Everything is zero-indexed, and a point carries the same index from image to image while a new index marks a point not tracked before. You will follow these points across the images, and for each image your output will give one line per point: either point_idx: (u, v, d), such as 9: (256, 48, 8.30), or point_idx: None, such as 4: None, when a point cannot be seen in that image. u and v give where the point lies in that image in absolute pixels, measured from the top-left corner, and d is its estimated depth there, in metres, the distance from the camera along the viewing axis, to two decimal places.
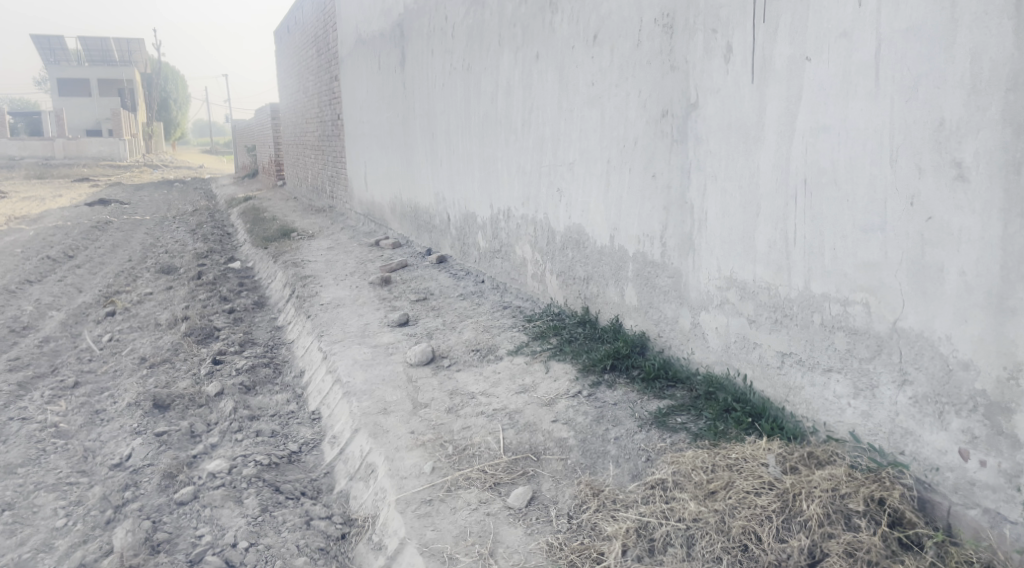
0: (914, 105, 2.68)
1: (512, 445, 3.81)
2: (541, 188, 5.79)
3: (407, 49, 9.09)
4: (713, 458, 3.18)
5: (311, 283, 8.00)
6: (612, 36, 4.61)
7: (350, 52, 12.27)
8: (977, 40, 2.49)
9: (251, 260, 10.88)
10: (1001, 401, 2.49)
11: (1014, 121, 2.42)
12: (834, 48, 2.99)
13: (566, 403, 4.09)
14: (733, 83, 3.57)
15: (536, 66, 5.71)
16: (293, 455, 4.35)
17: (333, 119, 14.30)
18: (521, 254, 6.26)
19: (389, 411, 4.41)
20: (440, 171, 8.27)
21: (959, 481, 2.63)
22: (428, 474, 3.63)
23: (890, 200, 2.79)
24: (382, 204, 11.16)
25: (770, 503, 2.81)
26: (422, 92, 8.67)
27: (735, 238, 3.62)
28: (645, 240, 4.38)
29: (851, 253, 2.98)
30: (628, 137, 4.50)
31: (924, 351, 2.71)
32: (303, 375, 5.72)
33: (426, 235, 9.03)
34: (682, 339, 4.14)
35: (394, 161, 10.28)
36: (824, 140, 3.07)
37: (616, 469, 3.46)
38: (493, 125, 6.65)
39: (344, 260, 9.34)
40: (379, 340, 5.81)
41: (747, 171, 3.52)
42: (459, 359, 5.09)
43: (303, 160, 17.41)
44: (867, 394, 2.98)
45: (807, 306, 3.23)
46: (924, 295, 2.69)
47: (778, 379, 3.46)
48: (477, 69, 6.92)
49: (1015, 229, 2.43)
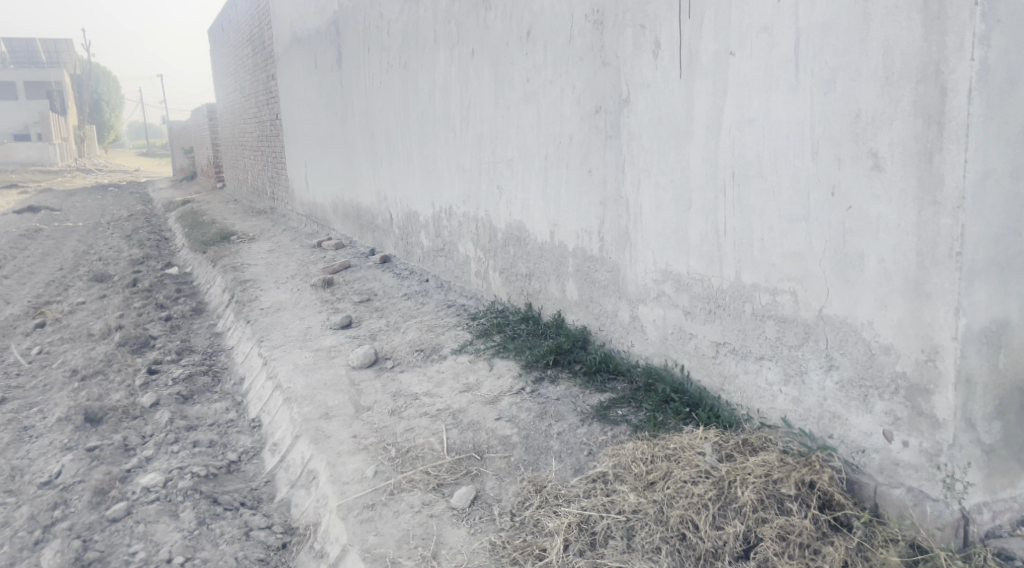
0: (831, 97, 2.74)
1: (455, 445, 3.79)
2: (481, 186, 5.78)
3: (344, 47, 8.97)
4: (652, 449, 3.22)
5: (251, 287, 7.85)
6: (545, 32, 4.62)
7: (285, 51, 12.05)
8: (889, 33, 2.52)
9: (190, 265, 10.63)
10: (920, 383, 2.55)
11: (925, 113, 2.44)
12: (756, 43, 3.05)
13: (510, 401, 4.10)
14: (662, 78, 3.61)
15: (472, 63, 5.69)
16: (232, 464, 4.25)
17: (271, 119, 14.03)
18: (464, 252, 6.24)
19: (330, 415, 4.34)
20: (381, 170, 8.18)
21: (884, 462, 2.70)
22: (370, 479, 3.60)
23: (813, 191, 2.86)
24: (324, 204, 11.00)
25: (706, 491, 2.85)
26: (360, 90, 8.57)
27: (669, 231, 3.68)
28: (584, 235, 4.41)
29: (778, 243, 3.05)
30: (563, 133, 4.53)
31: (849, 337, 2.79)
32: (242, 382, 5.61)
33: (369, 235, 8.93)
34: (622, 333, 4.18)
35: (334, 161, 10.14)
36: (749, 133, 3.13)
37: (558, 464, 3.47)
38: (432, 123, 6.61)
39: (285, 263, 9.18)
40: (321, 343, 5.73)
41: (678, 165, 3.57)
42: (402, 360, 5.05)
43: (242, 161, 17.06)
44: (797, 380, 3.05)
45: (738, 296, 3.30)
46: (846, 282, 2.77)
47: (713, 368, 3.52)
48: (413, 67, 6.87)
49: (928, 217, 2.47)
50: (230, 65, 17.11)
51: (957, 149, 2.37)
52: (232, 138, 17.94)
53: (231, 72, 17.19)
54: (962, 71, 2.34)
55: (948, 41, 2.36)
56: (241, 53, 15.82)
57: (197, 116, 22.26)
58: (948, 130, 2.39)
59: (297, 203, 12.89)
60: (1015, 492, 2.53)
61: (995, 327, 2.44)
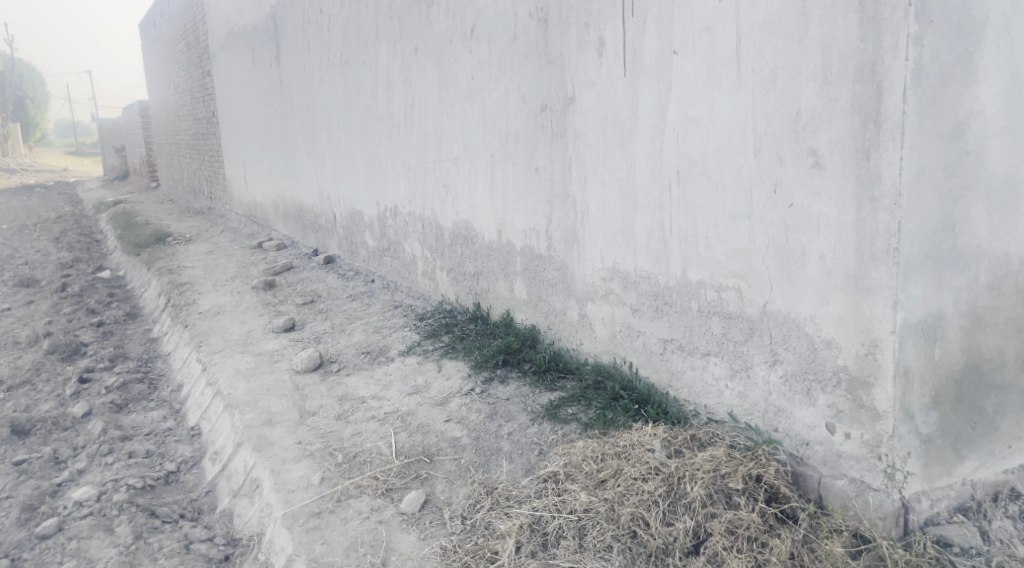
0: (773, 96, 2.78)
1: (404, 448, 3.74)
2: (427, 184, 5.72)
3: (282, 43, 8.78)
4: (602, 447, 3.24)
5: (189, 290, 7.61)
6: (489, 30, 4.60)
7: (222, 46, 11.73)
8: (827, 33, 2.56)
9: (123, 268, 10.25)
10: (861, 376, 2.59)
11: (862, 111, 2.48)
12: (698, 42, 3.08)
13: (459, 402, 4.07)
14: (607, 77, 3.62)
15: (415, 60, 5.63)
16: (171, 475, 4.10)
17: (207, 117, 13.66)
18: (410, 252, 6.17)
19: (274, 421, 4.24)
20: (323, 169, 8.04)
21: (827, 454, 2.75)
22: (316, 486, 3.52)
23: (755, 189, 2.90)
24: (264, 204, 10.76)
25: (656, 488, 2.88)
26: (300, 88, 8.40)
27: (616, 229, 3.70)
28: (531, 234, 4.41)
29: (722, 241, 3.09)
30: (509, 131, 4.51)
31: (792, 332, 2.83)
32: (181, 388, 5.42)
33: (311, 235, 8.77)
34: (571, 331, 4.18)
35: (275, 160, 9.93)
36: (693, 132, 3.16)
37: (509, 465, 3.44)
38: (375, 121, 6.51)
39: (225, 265, 8.95)
40: (263, 347, 5.59)
41: (624, 163, 3.59)
42: (348, 362, 4.97)
43: (178, 160, 16.56)
44: (742, 375, 3.10)
45: (685, 293, 3.33)
46: (789, 277, 2.81)
47: (661, 365, 3.55)
48: (355, 64, 6.76)
49: (867, 214, 2.51)
50: (163, 60, 16.59)
51: (893, 147, 2.40)
52: (166, 136, 17.40)
53: (164, 68, 16.67)
54: (896, 70, 2.37)
55: (884, 41, 2.39)
56: (174, 48, 15.36)
57: (128, 113, 21.52)
58: (884, 128, 2.42)
59: (236, 203, 12.58)
60: (952, 480, 2.59)
61: (931, 320, 2.49)
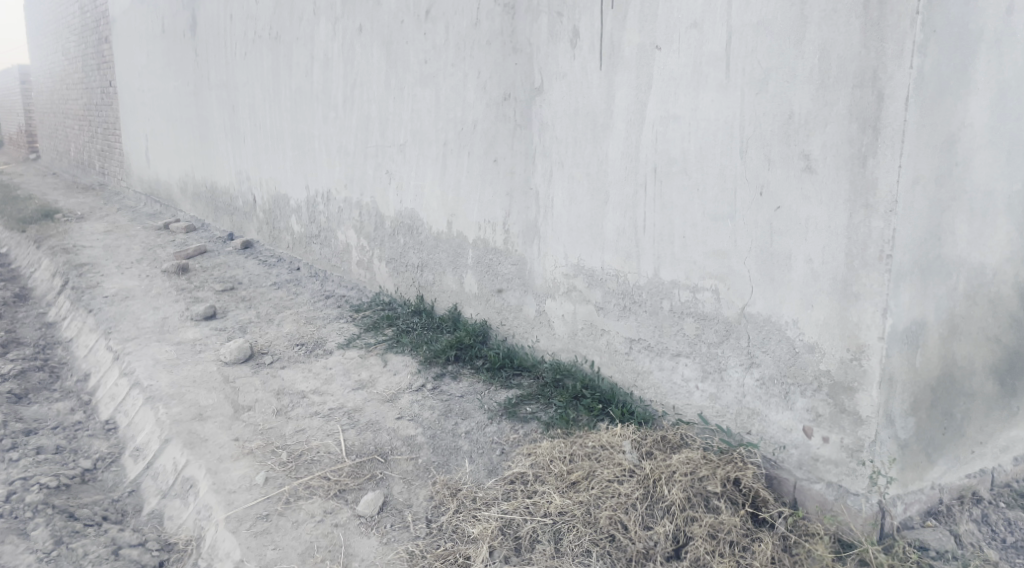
0: (764, 97, 2.75)
1: (355, 447, 3.53)
2: (366, 170, 5.48)
3: (200, 13, 8.24)
4: (570, 448, 3.16)
5: (90, 271, 7.02)
6: (446, 13, 4.42)
7: (124, 11, 10.91)
8: (826, 37, 2.55)
9: (5, 245, 9.37)
10: (845, 381, 2.62)
11: (860, 117, 2.49)
12: (684, 38, 3.02)
13: (410, 399, 3.92)
14: (580, 69, 3.53)
15: (358, 39, 5.38)
16: (86, 474, 3.73)
17: (102, 86, 12.71)
18: (343, 240, 5.91)
19: (205, 416, 3.93)
20: (243, 149, 7.60)
21: (803, 457, 2.77)
22: (261, 487, 3.26)
23: (740, 190, 2.88)
24: (169, 182, 10.10)
25: (633, 491, 2.83)
26: (219, 61, 7.91)
27: (583, 225, 3.62)
28: (487, 227, 4.29)
29: (700, 241, 3.06)
30: (466, 120, 4.37)
31: (772, 335, 2.83)
32: (88, 378, 4.97)
33: (226, 218, 8.29)
34: (526, 327, 4.09)
35: (185, 136, 9.33)
36: (674, 129, 3.10)
37: (471, 465, 3.31)
38: (308, 100, 6.19)
39: (127, 246, 8.32)
40: (183, 336, 5.20)
41: (595, 158, 3.51)
42: (281, 354, 4.69)
43: (64, 131, 15.35)
44: (715, 377, 3.08)
45: (656, 293, 3.29)
46: (772, 280, 2.81)
47: (626, 363, 3.50)
48: (287, 39, 6.41)
49: (860, 219, 2.53)
50: (51, 21, 15.32)
51: (892, 155, 2.43)
52: (51, 104, 16.08)
53: (52, 29, 15.38)
54: (899, 78, 2.39)
55: (888, 48, 2.40)
56: (65, 10, 14.20)
57: (6, 77, 19.78)
58: (883, 135, 2.44)
59: (134, 180, 11.76)
60: (924, 484, 2.66)
61: (915, 328, 2.54)
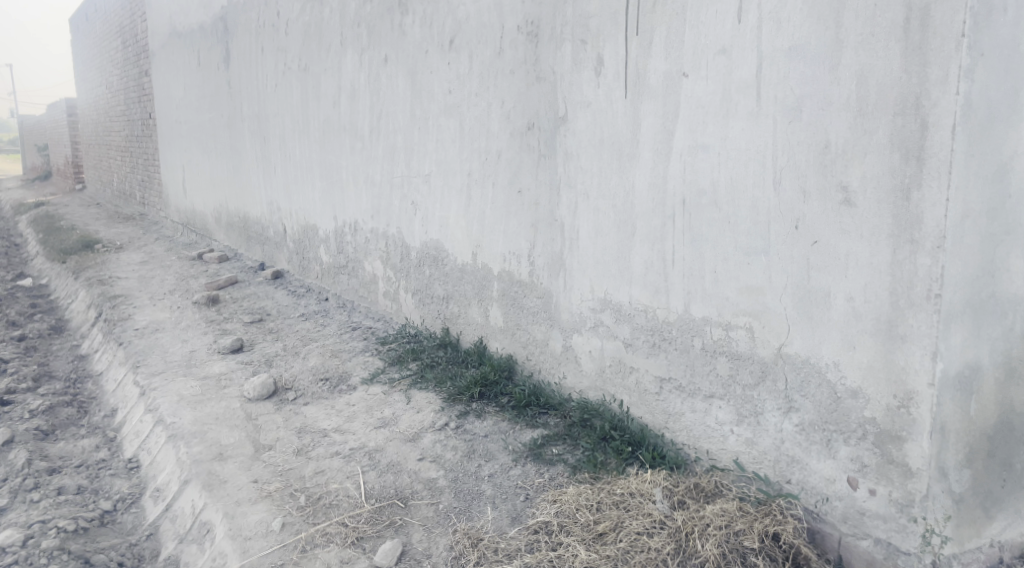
0: (797, 126, 2.60)
1: (376, 490, 3.42)
2: (392, 201, 5.42)
3: (232, 46, 8.34)
4: (597, 496, 3.02)
5: (123, 303, 7.07)
6: (470, 42, 4.35)
7: (163, 44, 11.12)
8: (863, 62, 2.40)
9: (46, 276, 9.53)
10: (891, 430, 2.43)
11: (903, 147, 2.33)
12: (712, 65, 2.88)
13: (433, 438, 3.80)
14: (604, 98, 3.40)
15: (384, 70, 5.34)
16: (106, 515, 3.68)
17: (143, 118, 12.96)
18: (370, 271, 5.85)
19: (225, 456, 3.85)
20: (273, 179, 7.62)
21: (848, 510, 2.57)
22: (277, 533, 3.16)
23: (773, 223, 2.71)
24: (204, 211, 10.20)
25: (663, 545, 2.69)
26: (251, 93, 7.97)
27: (609, 259, 3.48)
28: (511, 259, 4.17)
29: (732, 276, 2.89)
30: (490, 150, 4.27)
31: (811, 378, 2.65)
32: (114, 414, 4.95)
33: (257, 247, 8.31)
34: (553, 363, 3.94)
35: (218, 166, 9.41)
36: (702, 159, 2.95)
37: (494, 512, 3.16)
38: (335, 131, 6.17)
39: (161, 276, 8.40)
40: (209, 370, 5.16)
41: (622, 189, 3.37)
42: (305, 390, 4.60)
43: (107, 162, 15.69)
44: (750, 421, 2.90)
45: (687, 330, 3.12)
46: (811, 319, 2.62)
47: (656, 404, 3.33)
48: (315, 71, 6.41)
49: (904, 256, 2.35)
50: (95, 55, 15.73)
51: (938, 187, 2.26)
52: (95, 135, 16.49)
53: (96, 64, 15.80)
54: (944, 105, 2.23)
55: (931, 73, 2.24)
56: (108, 44, 14.56)
57: (54, 111, 20.37)
58: (929, 166, 2.27)
59: (172, 210, 11.92)
60: (982, 542, 2.47)
61: (968, 373, 2.36)
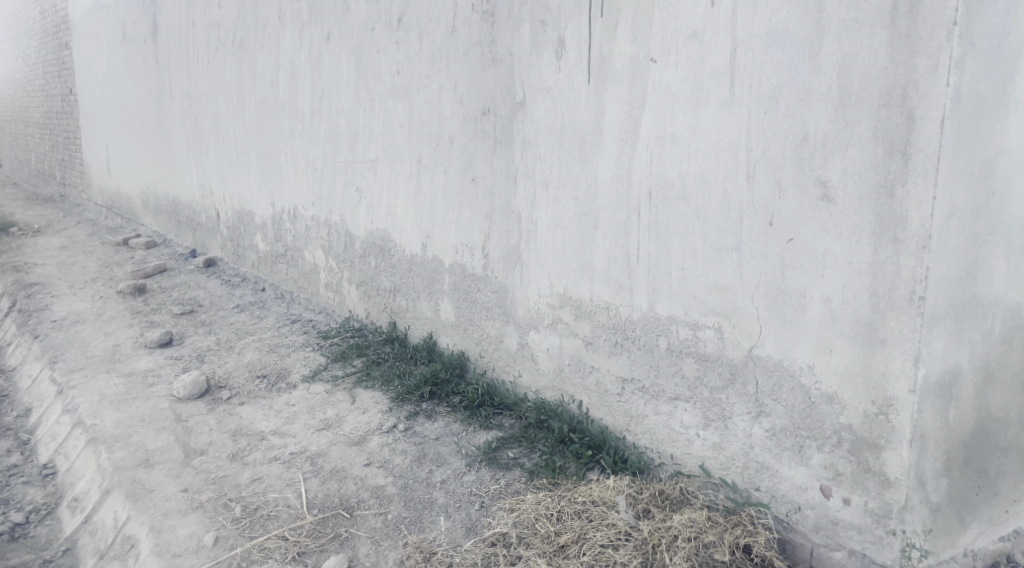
0: (774, 117, 2.46)
1: (318, 499, 3.18)
2: (335, 188, 5.12)
3: (161, 18, 7.83)
4: (558, 504, 2.86)
5: (40, 292, 6.56)
6: (420, 20, 4.10)
7: (85, 15, 10.44)
8: (846, 50, 2.27)
9: None
10: (868, 437, 2.33)
11: (887, 141, 2.21)
12: (682, 50, 2.72)
13: (380, 442, 3.57)
14: (566, 83, 3.21)
15: (326, 47, 5.03)
16: (17, 530, 3.35)
17: (63, 93, 12.17)
18: (311, 260, 5.54)
19: (152, 462, 3.55)
20: (206, 161, 7.20)
21: (820, 519, 2.48)
22: (209, 549, 2.91)
23: (746, 218, 2.58)
24: (130, 194, 9.62)
25: (629, 559, 2.56)
26: (181, 69, 7.52)
27: (569, 252, 3.31)
28: (463, 250, 3.96)
29: (701, 274, 2.75)
30: (441, 135, 4.04)
31: (784, 381, 2.53)
32: (28, 414, 4.55)
33: (188, 233, 7.86)
34: (507, 361, 3.76)
35: (146, 147, 8.87)
36: (671, 150, 2.80)
37: (447, 522, 2.96)
38: (273, 111, 5.82)
39: (83, 263, 7.86)
40: (135, 366, 4.79)
41: (583, 179, 3.19)
42: (241, 389, 4.31)
43: (26, 139, 14.73)
44: (718, 425, 2.77)
45: (651, 329, 2.97)
46: (784, 320, 2.51)
47: (617, 406, 3.18)
48: (251, 47, 6.04)
49: (886, 256, 2.25)
50: (11, 26, 14.72)
51: (924, 184, 2.15)
52: (12, 110, 15.45)
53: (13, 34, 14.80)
54: (933, 97, 2.12)
55: (920, 63, 2.13)
56: (25, 14, 13.66)
57: None
58: (914, 161, 2.16)
59: (96, 192, 11.23)
60: (955, 551, 2.40)
61: (948, 378, 2.27)
